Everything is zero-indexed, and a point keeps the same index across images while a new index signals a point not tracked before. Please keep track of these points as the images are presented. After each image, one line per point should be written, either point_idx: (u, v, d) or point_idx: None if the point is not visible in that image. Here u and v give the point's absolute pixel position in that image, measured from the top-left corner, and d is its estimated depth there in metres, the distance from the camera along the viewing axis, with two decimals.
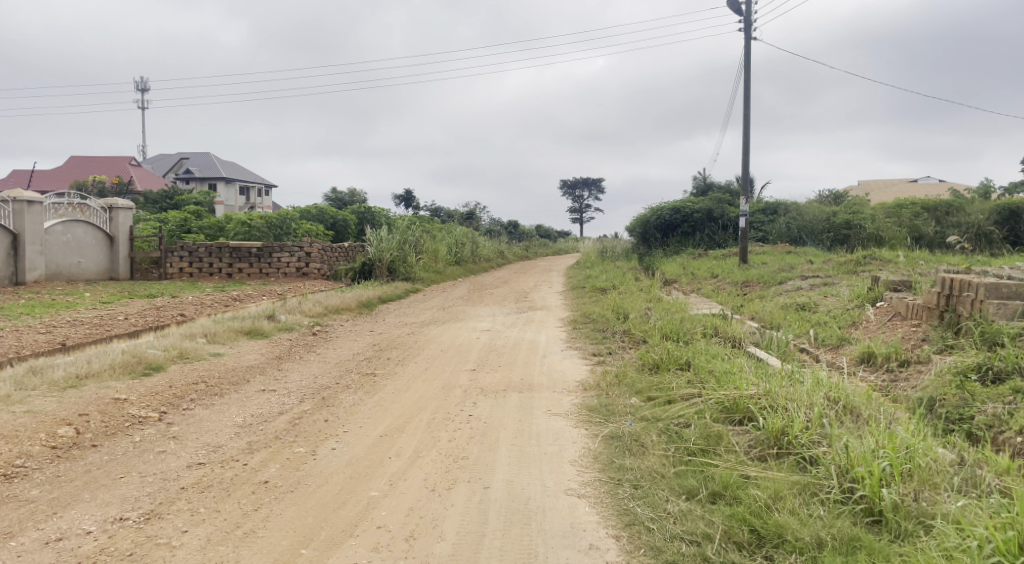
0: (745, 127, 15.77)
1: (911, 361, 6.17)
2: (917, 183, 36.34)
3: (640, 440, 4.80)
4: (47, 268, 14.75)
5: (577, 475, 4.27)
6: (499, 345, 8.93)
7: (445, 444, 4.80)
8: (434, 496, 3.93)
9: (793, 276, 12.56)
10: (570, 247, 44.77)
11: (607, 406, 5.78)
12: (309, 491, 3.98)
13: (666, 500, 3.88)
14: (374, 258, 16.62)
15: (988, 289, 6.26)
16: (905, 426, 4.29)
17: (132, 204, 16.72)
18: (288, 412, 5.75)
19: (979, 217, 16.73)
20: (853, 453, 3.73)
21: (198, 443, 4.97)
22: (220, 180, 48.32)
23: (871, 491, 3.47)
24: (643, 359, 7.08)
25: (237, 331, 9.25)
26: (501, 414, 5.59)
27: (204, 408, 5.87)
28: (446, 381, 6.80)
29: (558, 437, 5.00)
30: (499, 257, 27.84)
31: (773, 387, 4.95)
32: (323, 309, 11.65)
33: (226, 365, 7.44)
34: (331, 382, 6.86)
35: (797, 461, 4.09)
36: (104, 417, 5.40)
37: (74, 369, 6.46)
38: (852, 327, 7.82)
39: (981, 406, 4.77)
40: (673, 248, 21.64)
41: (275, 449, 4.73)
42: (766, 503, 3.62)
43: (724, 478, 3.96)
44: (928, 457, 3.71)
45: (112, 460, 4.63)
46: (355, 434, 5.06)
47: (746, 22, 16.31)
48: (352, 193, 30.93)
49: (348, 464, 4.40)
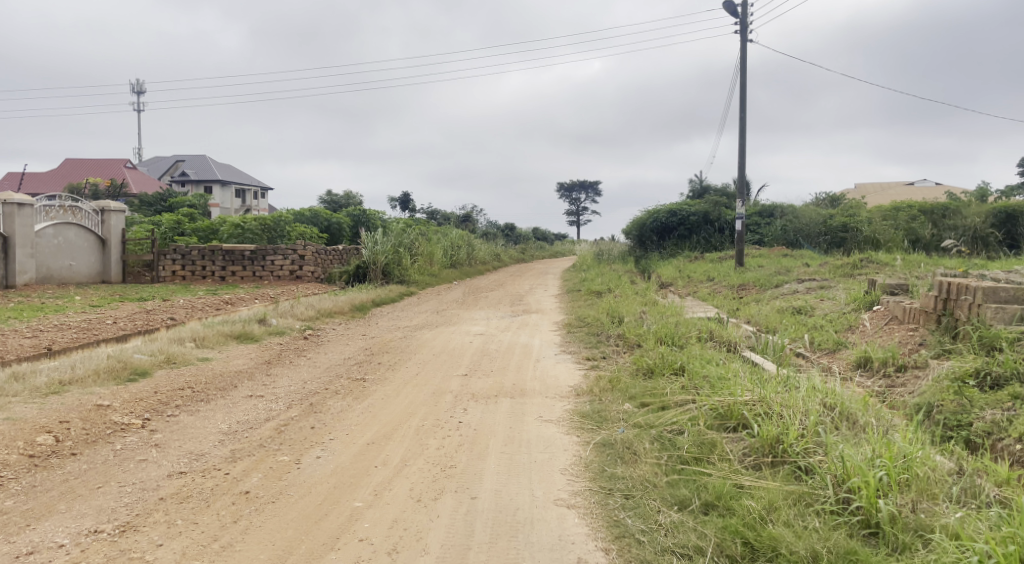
0: (743, 129, 15.72)
1: (908, 366, 6.08)
2: (913, 187, 36.37)
3: (633, 447, 4.70)
4: (39, 271, 14.60)
5: (567, 484, 4.17)
6: (492, 349, 8.83)
7: (433, 452, 4.69)
8: (419, 507, 3.82)
9: (790, 279, 12.48)
10: (567, 251, 44.66)
11: (600, 412, 5.68)
12: (291, 502, 3.87)
13: (658, 511, 3.78)
14: (368, 261, 16.50)
15: (986, 292, 6.19)
16: (902, 433, 4.20)
17: (124, 207, 16.62)
18: (275, 419, 5.64)
19: (976, 221, 16.70)
20: (849, 463, 3.64)
21: (181, 450, 4.86)
22: (217, 183, 48.14)
23: (868, 503, 3.38)
24: (638, 363, 6.98)
25: (227, 335, 9.13)
26: (491, 421, 5.49)
27: (189, 415, 5.75)
28: (436, 386, 6.69)
29: (549, 444, 4.90)
30: (495, 260, 27.74)
31: (768, 393, 4.86)
32: (316, 312, 11.53)
33: (214, 370, 7.31)
34: (321, 387, 6.75)
35: (792, 469, 4.00)
36: (85, 424, 5.28)
37: (57, 375, 6.33)
38: (848, 331, 7.73)
39: (980, 412, 4.68)
40: (670, 250, 21.56)
41: (258, 457, 4.62)
42: (760, 515, 3.52)
43: (717, 487, 3.86)
44: (925, 466, 3.62)
45: (90, 469, 4.51)
46: (341, 441, 4.95)
47: (743, 24, 16.29)
48: (348, 195, 30.80)
49: (332, 474, 4.28)
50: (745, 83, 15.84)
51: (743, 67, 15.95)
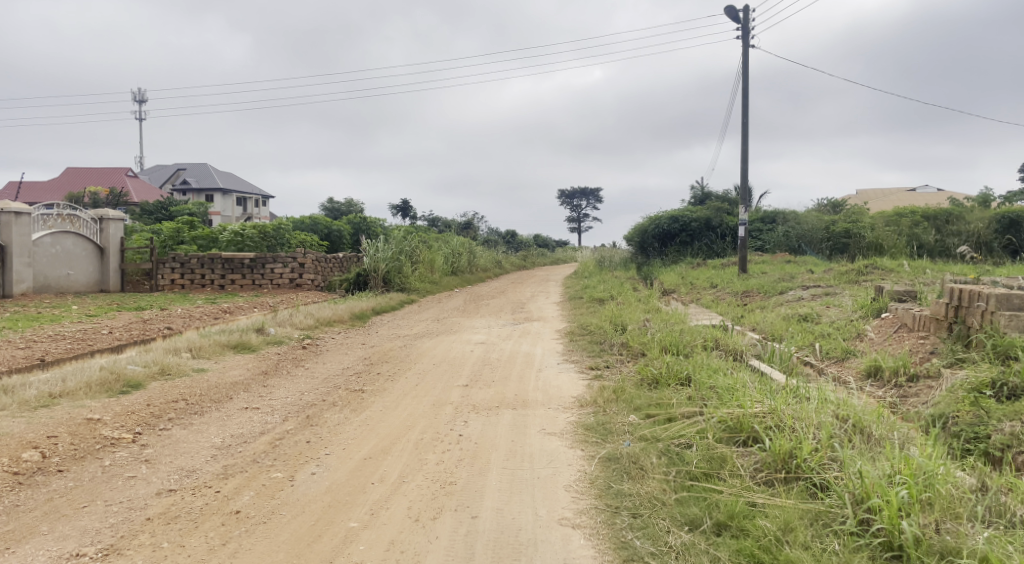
0: (745, 134, 15.60)
1: (920, 375, 5.91)
2: (914, 192, 36.27)
3: (639, 462, 4.53)
4: (36, 280, 14.46)
5: (571, 503, 3.99)
6: (494, 358, 8.67)
7: (432, 468, 4.52)
8: (417, 528, 3.65)
9: (794, 286, 12.33)
10: (568, 257, 44.41)
11: (604, 424, 5.50)
12: (283, 523, 3.70)
13: (668, 532, 3.61)
14: (368, 269, 16.35)
15: (1000, 300, 6.01)
16: (921, 448, 4.02)
17: (123, 216, 16.49)
18: (270, 432, 5.48)
19: (979, 226, 16.59)
20: (868, 481, 3.46)
21: (172, 466, 4.70)
22: (218, 191, 48.17)
23: (890, 524, 3.21)
24: (642, 373, 6.81)
25: (224, 345, 8.97)
26: (492, 434, 5.33)
27: (182, 428, 5.59)
28: (436, 397, 6.53)
29: (553, 459, 4.73)
30: (496, 267, 27.57)
31: (779, 404, 4.69)
32: (315, 321, 11.37)
33: (209, 382, 7.15)
34: (317, 399, 6.58)
35: (807, 486, 3.83)
36: (73, 439, 5.12)
37: (47, 388, 6.17)
38: (856, 339, 7.56)
39: (998, 424, 4.50)
40: (672, 257, 21.41)
41: (250, 474, 4.45)
42: (776, 535, 3.36)
43: (730, 506, 3.69)
44: (947, 484, 3.45)
45: (77, 486, 4.35)
46: (337, 456, 4.78)
47: (745, 29, 16.21)
48: (348, 202, 30.75)
49: (326, 491, 4.12)
50: (747, 88, 15.74)
51: (743, 73, 15.82)
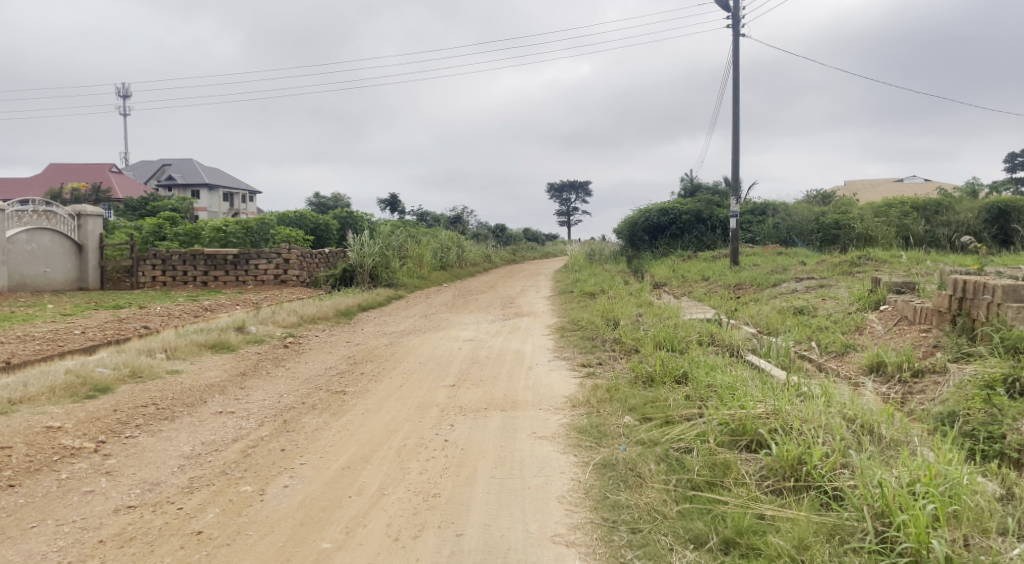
0: (736, 123, 15.31)
1: (925, 371, 5.64)
2: (898, 184, 36.17)
3: (637, 470, 4.23)
4: (11, 278, 14.01)
5: (565, 516, 3.70)
6: (482, 356, 8.33)
7: (415, 478, 4.21)
8: (397, 549, 3.34)
9: (788, 278, 12.06)
10: (557, 252, 43.82)
11: (598, 427, 5.20)
12: (250, 544, 3.38)
13: (670, 550, 3.32)
14: (354, 264, 15.96)
15: (1007, 291, 5.73)
16: (936, 451, 3.73)
17: (101, 211, 16.03)
18: (243, 439, 5.14)
19: (969, 217, 16.44)
20: (888, 491, 3.17)
21: (135, 479, 4.35)
22: (203, 185, 47.55)
23: (916, 541, 2.91)
24: (636, 371, 6.50)
25: (200, 345, 8.59)
26: (480, 438, 5.02)
27: (150, 436, 5.24)
28: (421, 400, 6.19)
29: (544, 466, 4.44)
30: (485, 262, 27.23)
31: (783, 406, 4.38)
32: (298, 319, 11.00)
33: (183, 384, 6.79)
34: (296, 402, 6.23)
35: (818, 497, 3.55)
36: (29, 450, 4.76)
37: (7, 395, 5.79)
38: (856, 333, 7.27)
39: (1013, 423, 4.22)
40: (663, 249, 21.08)
41: (219, 487, 4.12)
42: (790, 555, 3.08)
43: (737, 521, 3.40)
44: (972, 494, 3.17)
45: (28, 504, 4.00)
46: (313, 466, 4.45)
47: (733, 18, 15.92)
48: (335, 197, 30.29)
49: (299, 507, 3.79)
50: (737, 78, 15.46)
51: (732, 63, 15.53)
